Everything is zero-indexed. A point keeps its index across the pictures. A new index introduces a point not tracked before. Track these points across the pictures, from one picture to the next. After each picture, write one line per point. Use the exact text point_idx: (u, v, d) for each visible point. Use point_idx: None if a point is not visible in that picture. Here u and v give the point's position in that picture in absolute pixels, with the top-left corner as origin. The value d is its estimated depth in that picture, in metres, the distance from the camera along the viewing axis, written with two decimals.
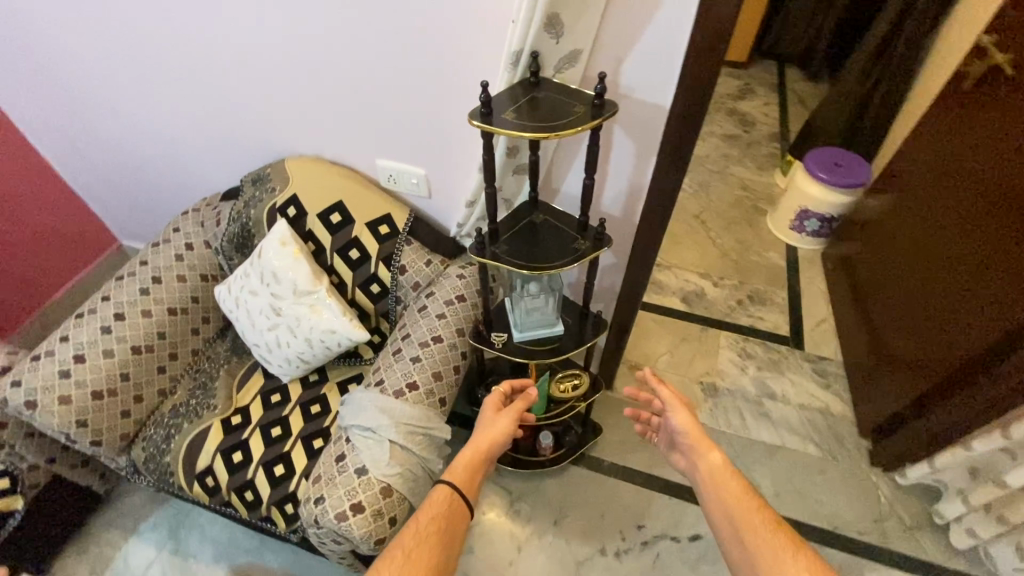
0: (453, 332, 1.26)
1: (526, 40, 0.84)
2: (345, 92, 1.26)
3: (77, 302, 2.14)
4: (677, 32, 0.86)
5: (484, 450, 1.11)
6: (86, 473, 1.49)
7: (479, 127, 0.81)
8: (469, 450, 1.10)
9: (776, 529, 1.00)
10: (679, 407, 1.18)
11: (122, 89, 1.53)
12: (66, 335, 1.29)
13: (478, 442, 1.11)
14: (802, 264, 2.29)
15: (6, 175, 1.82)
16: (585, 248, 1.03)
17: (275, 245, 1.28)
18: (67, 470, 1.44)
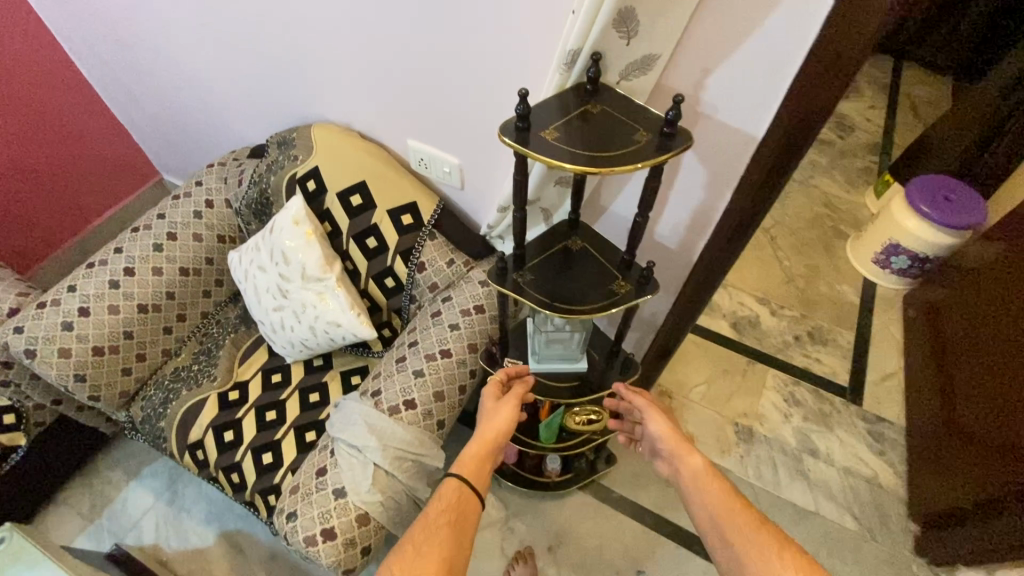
0: (464, 347, 1.14)
1: (587, 38, 0.65)
2: (379, 61, 1.11)
3: (115, 233, 2.15)
4: (794, 43, 0.65)
5: (491, 441, 0.95)
6: (93, 416, 1.48)
7: (511, 147, 0.65)
8: (473, 442, 0.95)
9: (761, 528, 0.82)
10: (655, 414, 1.01)
11: (157, 24, 1.42)
12: (73, 285, 1.25)
13: (483, 433, 0.95)
14: (878, 304, 2.01)
15: (54, 99, 1.79)
16: (624, 293, 0.86)
17: (288, 223, 1.18)
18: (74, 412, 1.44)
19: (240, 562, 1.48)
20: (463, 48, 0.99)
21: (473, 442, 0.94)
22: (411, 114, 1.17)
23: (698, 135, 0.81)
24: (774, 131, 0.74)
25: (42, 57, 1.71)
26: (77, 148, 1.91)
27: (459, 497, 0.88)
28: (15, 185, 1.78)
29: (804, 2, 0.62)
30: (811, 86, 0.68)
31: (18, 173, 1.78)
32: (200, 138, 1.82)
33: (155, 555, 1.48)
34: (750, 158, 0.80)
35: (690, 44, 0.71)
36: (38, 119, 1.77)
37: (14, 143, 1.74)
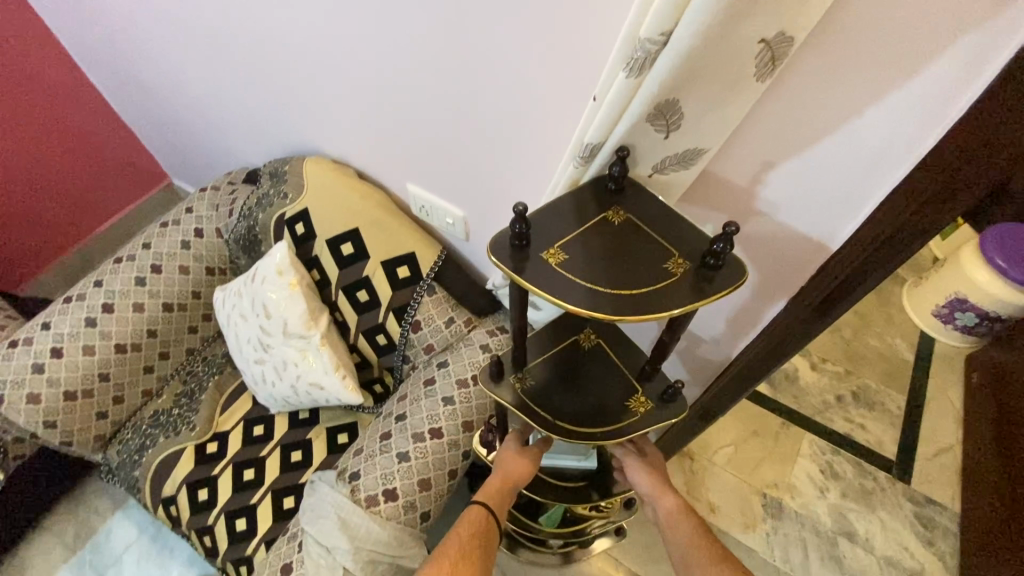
0: (457, 427, 1.01)
1: (610, 132, 0.49)
2: (376, 97, 0.97)
3: (121, 238, 2.09)
4: (896, 144, 0.48)
5: (513, 476, 0.88)
6: None
7: (502, 270, 0.50)
8: (495, 477, 0.88)
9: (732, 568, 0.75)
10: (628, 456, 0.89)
11: (151, 36, 1.32)
12: (48, 322, 1.17)
13: (504, 471, 0.89)
14: (935, 363, 1.79)
15: (60, 105, 1.71)
16: (643, 414, 0.71)
17: (272, 272, 1.06)
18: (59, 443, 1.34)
19: None
20: (467, 94, 0.84)
21: (494, 477, 0.88)
22: (411, 156, 1.03)
23: (748, 231, 0.64)
24: (849, 246, 0.57)
25: (45, 62, 1.62)
26: (81, 155, 1.83)
27: (477, 531, 0.81)
28: (15, 192, 1.71)
29: (920, 100, 0.44)
30: (911, 208, 0.50)
31: (21, 179, 1.71)
32: (202, 151, 1.72)
33: None
34: (813, 268, 0.63)
35: (750, 130, 0.54)
36: (41, 125, 1.69)
37: (17, 150, 1.66)
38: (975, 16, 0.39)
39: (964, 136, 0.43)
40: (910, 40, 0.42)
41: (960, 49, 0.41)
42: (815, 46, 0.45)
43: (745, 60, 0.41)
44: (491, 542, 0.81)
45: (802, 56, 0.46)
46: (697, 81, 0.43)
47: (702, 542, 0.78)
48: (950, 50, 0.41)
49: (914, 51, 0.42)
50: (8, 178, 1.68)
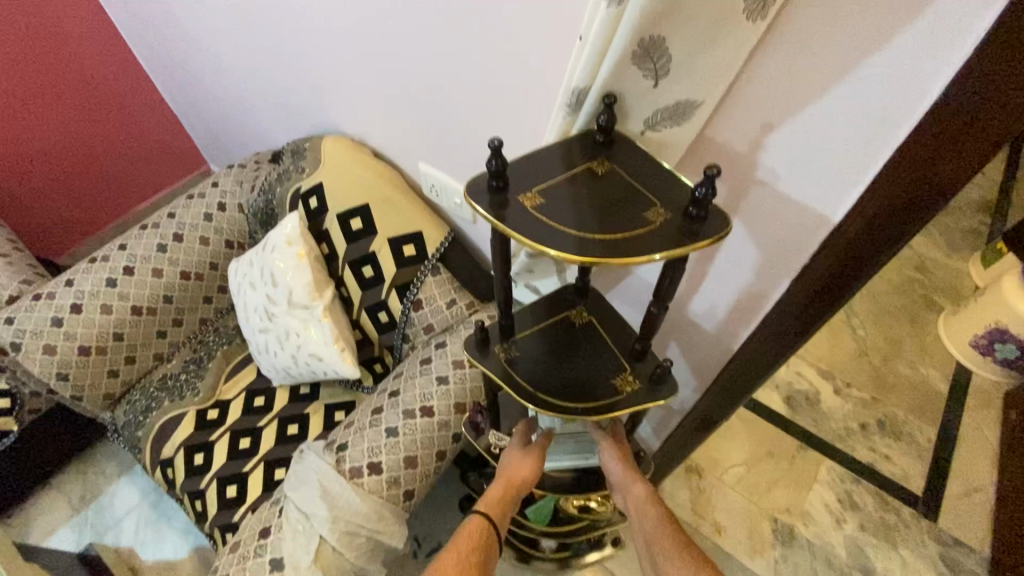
0: (449, 408, 0.99)
1: (598, 75, 0.50)
2: (393, 74, 0.99)
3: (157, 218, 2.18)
4: (899, 98, 0.46)
5: (518, 486, 0.84)
6: None
7: (481, 213, 0.49)
8: (499, 484, 0.84)
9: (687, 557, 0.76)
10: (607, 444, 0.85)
11: (193, 19, 1.38)
12: (71, 279, 1.22)
13: (507, 478, 0.84)
14: (972, 397, 1.67)
15: (111, 86, 1.82)
16: (632, 393, 0.68)
17: (281, 242, 1.08)
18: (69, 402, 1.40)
19: None
20: (478, 69, 0.85)
21: (500, 486, 0.84)
22: (424, 134, 1.04)
23: (748, 205, 0.62)
24: (852, 215, 0.54)
25: (104, 44, 1.75)
26: (125, 134, 1.93)
27: (478, 545, 0.80)
28: (62, 164, 1.82)
29: (919, 48, 0.43)
30: (914, 161, 0.48)
31: (68, 153, 1.82)
32: (235, 134, 1.79)
33: (128, 560, 1.43)
34: (817, 244, 0.60)
35: (746, 88, 0.53)
36: (91, 103, 1.80)
37: (68, 125, 1.78)
38: None
39: (966, 75, 0.42)
40: None
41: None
42: None
43: None
44: (490, 556, 0.80)
45: (795, 5, 0.46)
46: (681, 13, 0.44)
47: (665, 533, 0.79)
48: None
49: None
50: (56, 150, 1.79)
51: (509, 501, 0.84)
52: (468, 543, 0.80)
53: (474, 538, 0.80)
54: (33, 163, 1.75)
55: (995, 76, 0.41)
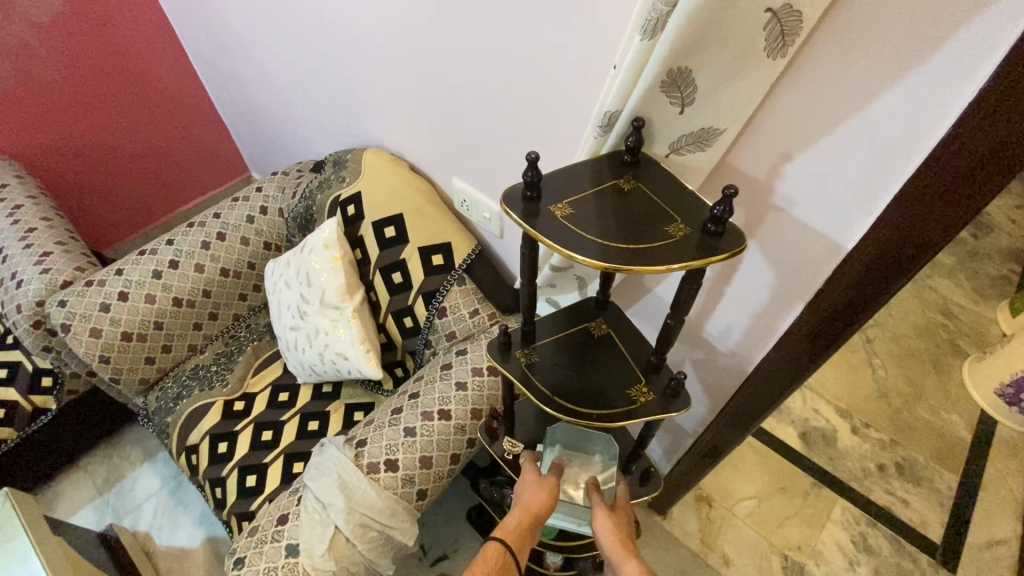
0: (465, 413, 1.02)
1: (628, 100, 0.55)
2: (434, 94, 1.06)
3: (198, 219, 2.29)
4: (907, 136, 0.50)
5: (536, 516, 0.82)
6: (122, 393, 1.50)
7: (515, 219, 0.53)
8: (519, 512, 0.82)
9: None
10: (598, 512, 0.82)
11: (252, 35, 1.49)
12: (121, 269, 1.30)
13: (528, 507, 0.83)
14: (996, 447, 1.63)
15: (169, 91, 1.96)
16: (646, 404, 0.70)
17: (319, 245, 1.14)
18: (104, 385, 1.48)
19: (217, 572, 1.44)
20: (514, 92, 0.90)
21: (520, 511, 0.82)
22: (459, 151, 1.10)
23: (765, 230, 0.65)
24: (865, 243, 0.57)
25: (166, 53, 1.90)
26: (177, 138, 2.06)
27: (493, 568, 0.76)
28: (118, 161, 1.95)
29: (926, 90, 0.47)
30: (923, 195, 0.51)
31: (124, 152, 1.95)
32: (278, 143, 1.89)
33: (144, 545, 1.48)
34: (830, 270, 0.63)
35: (766, 120, 0.57)
36: (149, 107, 1.94)
37: (125, 126, 1.92)
38: (977, 6, 0.42)
39: (967, 118, 0.46)
40: (916, 29, 0.45)
41: (962, 39, 0.43)
42: (827, 37, 0.49)
43: (756, 30, 0.46)
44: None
45: (812, 47, 0.50)
46: (706, 50, 0.48)
47: None
48: (954, 39, 0.44)
49: (920, 40, 0.45)
50: (114, 148, 1.92)
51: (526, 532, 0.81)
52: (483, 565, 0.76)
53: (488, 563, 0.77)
54: (91, 159, 1.88)
55: (995, 119, 0.45)
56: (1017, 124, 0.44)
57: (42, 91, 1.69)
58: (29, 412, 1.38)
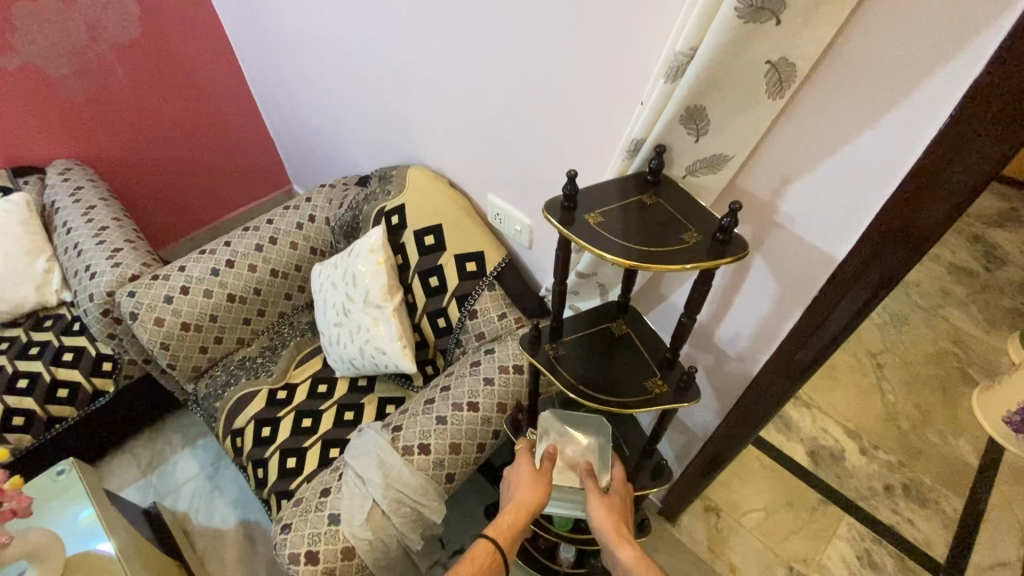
0: (492, 406, 1.12)
1: (652, 129, 0.66)
2: (476, 118, 1.18)
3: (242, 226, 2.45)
4: (884, 167, 0.60)
5: (526, 517, 0.87)
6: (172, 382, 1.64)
7: (554, 223, 0.64)
8: (510, 514, 0.87)
9: None
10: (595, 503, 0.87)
11: (308, 61, 1.65)
12: (183, 265, 1.43)
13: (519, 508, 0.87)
14: (1003, 473, 1.66)
15: (225, 108, 2.14)
16: (660, 394, 0.80)
17: (365, 249, 1.26)
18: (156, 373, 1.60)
19: (249, 554, 1.53)
20: (549, 118, 1.02)
21: (510, 512, 0.87)
22: (496, 169, 1.22)
23: (768, 244, 0.75)
24: (852, 257, 0.67)
25: (226, 74, 2.08)
26: (229, 151, 2.24)
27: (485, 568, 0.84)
28: (174, 170, 2.12)
29: (898, 131, 0.57)
30: (900, 218, 0.61)
31: (180, 163, 2.12)
32: (322, 159, 2.04)
33: (182, 524, 1.58)
34: (824, 280, 0.72)
35: (769, 150, 0.67)
36: (206, 122, 2.12)
37: (183, 138, 2.08)
38: (935, 66, 0.52)
39: (931, 154, 0.55)
40: (888, 82, 0.55)
41: (924, 92, 0.53)
42: (818, 83, 0.60)
43: (758, 77, 0.57)
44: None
45: (806, 92, 0.61)
46: (716, 92, 0.59)
47: None
48: (918, 92, 0.54)
49: (891, 91, 0.55)
50: (172, 158, 2.09)
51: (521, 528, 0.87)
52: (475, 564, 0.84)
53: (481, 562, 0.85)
54: (152, 167, 2.05)
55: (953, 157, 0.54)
56: (971, 161, 0.53)
57: (116, 105, 1.87)
58: (89, 393, 1.51)
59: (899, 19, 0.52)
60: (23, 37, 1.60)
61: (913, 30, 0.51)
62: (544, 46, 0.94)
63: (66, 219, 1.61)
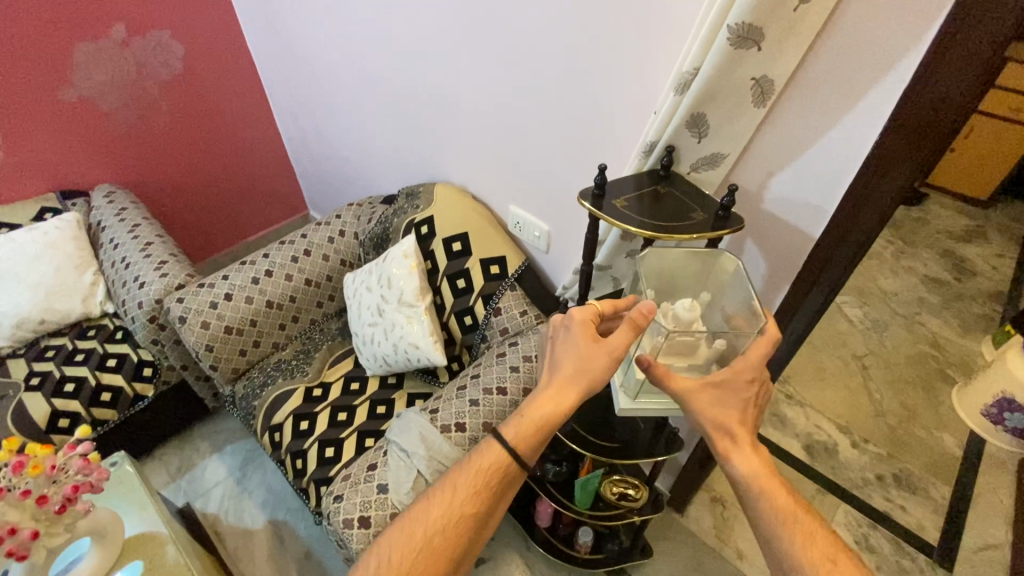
0: (519, 390, 1.24)
1: (662, 133, 0.82)
2: (500, 139, 1.35)
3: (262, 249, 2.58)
4: (845, 160, 0.76)
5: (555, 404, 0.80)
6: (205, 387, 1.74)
7: (587, 208, 0.80)
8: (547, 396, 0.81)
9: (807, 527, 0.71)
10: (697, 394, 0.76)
11: (339, 94, 1.83)
12: (226, 275, 1.56)
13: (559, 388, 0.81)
14: (985, 463, 1.78)
15: (254, 138, 2.31)
16: None
17: (399, 255, 1.41)
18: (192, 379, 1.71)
19: (279, 551, 1.59)
20: (567, 136, 1.19)
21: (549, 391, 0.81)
22: (517, 183, 1.38)
23: (758, 229, 0.91)
24: (827, 235, 0.83)
25: (256, 108, 2.26)
26: (254, 178, 2.40)
27: (500, 479, 0.81)
28: (203, 195, 2.26)
29: (853, 131, 0.74)
30: (861, 200, 0.77)
31: (209, 188, 2.27)
32: (344, 182, 2.20)
33: (213, 525, 1.64)
34: (804, 260, 0.88)
35: (755, 151, 0.84)
36: (235, 151, 2.28)
37: (214, 166, 2.24)
38: (875, 80, 0.69)
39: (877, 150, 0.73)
40: (843, 94, 0.72)
41: (870, 100, 0.70)
42: (789, 98, 0.77)
43: (745, 91, 0.74)
44: (508, 492, 0.83)
45: (780, 106, 0.78)
46: (713, 103, 0.76)
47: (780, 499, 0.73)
48: (865, 100, 0.71)
49: (845, 102, 0.72)
50: (202, 184, 2.24)
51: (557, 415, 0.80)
52: (486, 477, 0.81)
53: (498, 475, 0.81)
54: (183, 192, 2.20)
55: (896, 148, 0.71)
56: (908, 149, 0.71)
57: (155, 135, 2.03)
58: (130, 397, 1.60)
59: (845, 48, 0.69)
60: (80, 74, 1.77)
61: (859, 51, 0.68)
62: (564, 75, 1.11)
63: (112, 237, 1.74)
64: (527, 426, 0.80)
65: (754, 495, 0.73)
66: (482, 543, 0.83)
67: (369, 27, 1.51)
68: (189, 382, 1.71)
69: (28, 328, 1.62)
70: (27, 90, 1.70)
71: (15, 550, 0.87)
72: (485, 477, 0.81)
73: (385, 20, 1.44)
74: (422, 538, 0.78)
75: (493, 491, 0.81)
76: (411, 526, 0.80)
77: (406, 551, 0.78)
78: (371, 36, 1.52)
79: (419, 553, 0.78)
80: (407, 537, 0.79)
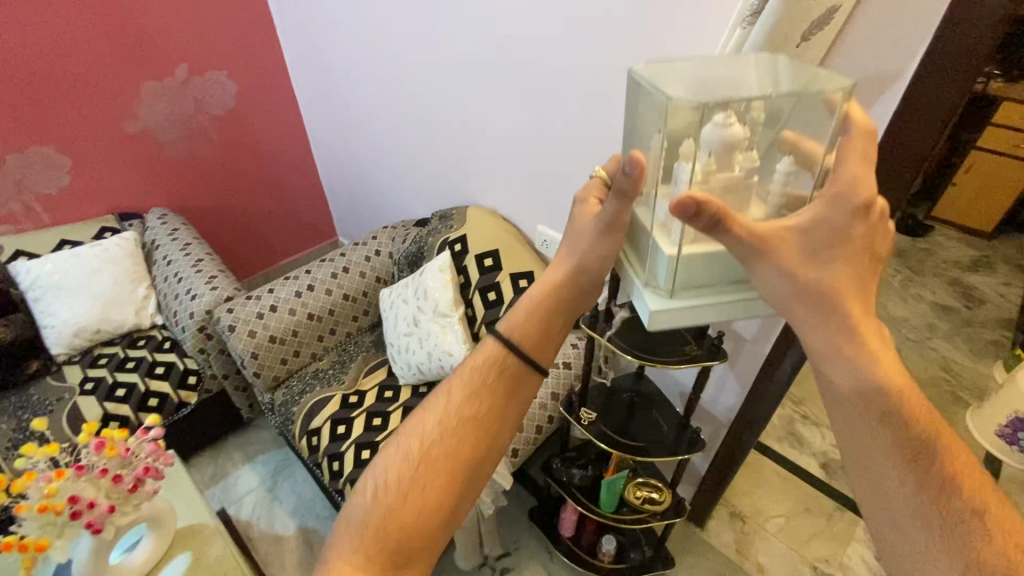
0: (547, 393, 1.32)
1: None
2: (529, 165, 1.49)
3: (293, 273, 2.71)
4: None
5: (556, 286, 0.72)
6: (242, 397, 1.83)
7: None
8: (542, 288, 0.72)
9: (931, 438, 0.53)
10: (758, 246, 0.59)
11: (376, 128, 2.00)
12: (272, 288, 1.68)
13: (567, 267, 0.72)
14: None
15: (294, 169, 2.48)
16: (695, 354, 1.04)
17: (435, 269, 1.52)
18: (232, 388, 1.80)
19: (309, 557, 1.63)
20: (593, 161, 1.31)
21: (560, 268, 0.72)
22: (545, 205, 1.51)
23: None
24: None
25: (297, 142, 2.44)
26: (292, 205, 2.55)
27: (497, 378, 0.67)
28: (244, 220, 2.41)
29: None
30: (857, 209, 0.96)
31: (250, 214, 2.42)
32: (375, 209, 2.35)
33: (245, 531, 1.70)
34: None
35: None
36: (276, 180, 2.44)
37: (256, 194, 2.40)
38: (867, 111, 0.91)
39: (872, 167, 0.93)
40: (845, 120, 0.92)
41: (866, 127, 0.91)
42: None
43: None
44: (512, 395, 0.68)
45: None
46: None
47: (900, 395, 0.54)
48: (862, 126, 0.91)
49: None
50: (244, 209, 2.39)
51: (557, 309, 0.73)
52: (479, 376, 0.67)
53: (493, 371, 0.68)
54: (226, 217, 2.35)
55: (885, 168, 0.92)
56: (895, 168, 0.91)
57: (206, 164, 2.20)
58: (175, 403, 1.69)
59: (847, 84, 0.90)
60: (145, 108, 1.96)
61: (894, 40, 0.85)
62: (590, 107, 1.25)
63: (165, 254, 1.88)
64: (520, 313, 0.72)
65: (860, 382, 0.55)
66: (496, 462, 0.65)
67: (410, 69, 1.68)
68: (229, 391, 1.81)
69: (85, 338, 1.74)
70: (98, 122, 1.88)
71: (92, 520, 0.98)
72: (477, 375, 0.68)
73: (425, 63, 1.61)
74: (415, 456, 0.61)
75: (493, 389, 0.67)
76: (400, 448, 0.62)
77: (399, 475, 0.60)
78: (411, 77, 1.69)
79: (416, 471, 0.60)
80: (398, 460, 0.61)
